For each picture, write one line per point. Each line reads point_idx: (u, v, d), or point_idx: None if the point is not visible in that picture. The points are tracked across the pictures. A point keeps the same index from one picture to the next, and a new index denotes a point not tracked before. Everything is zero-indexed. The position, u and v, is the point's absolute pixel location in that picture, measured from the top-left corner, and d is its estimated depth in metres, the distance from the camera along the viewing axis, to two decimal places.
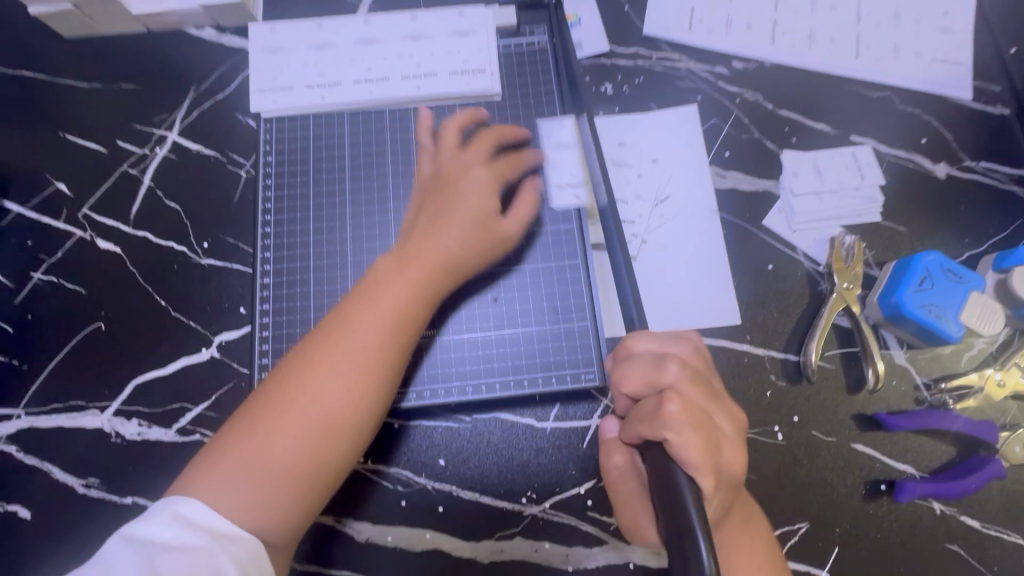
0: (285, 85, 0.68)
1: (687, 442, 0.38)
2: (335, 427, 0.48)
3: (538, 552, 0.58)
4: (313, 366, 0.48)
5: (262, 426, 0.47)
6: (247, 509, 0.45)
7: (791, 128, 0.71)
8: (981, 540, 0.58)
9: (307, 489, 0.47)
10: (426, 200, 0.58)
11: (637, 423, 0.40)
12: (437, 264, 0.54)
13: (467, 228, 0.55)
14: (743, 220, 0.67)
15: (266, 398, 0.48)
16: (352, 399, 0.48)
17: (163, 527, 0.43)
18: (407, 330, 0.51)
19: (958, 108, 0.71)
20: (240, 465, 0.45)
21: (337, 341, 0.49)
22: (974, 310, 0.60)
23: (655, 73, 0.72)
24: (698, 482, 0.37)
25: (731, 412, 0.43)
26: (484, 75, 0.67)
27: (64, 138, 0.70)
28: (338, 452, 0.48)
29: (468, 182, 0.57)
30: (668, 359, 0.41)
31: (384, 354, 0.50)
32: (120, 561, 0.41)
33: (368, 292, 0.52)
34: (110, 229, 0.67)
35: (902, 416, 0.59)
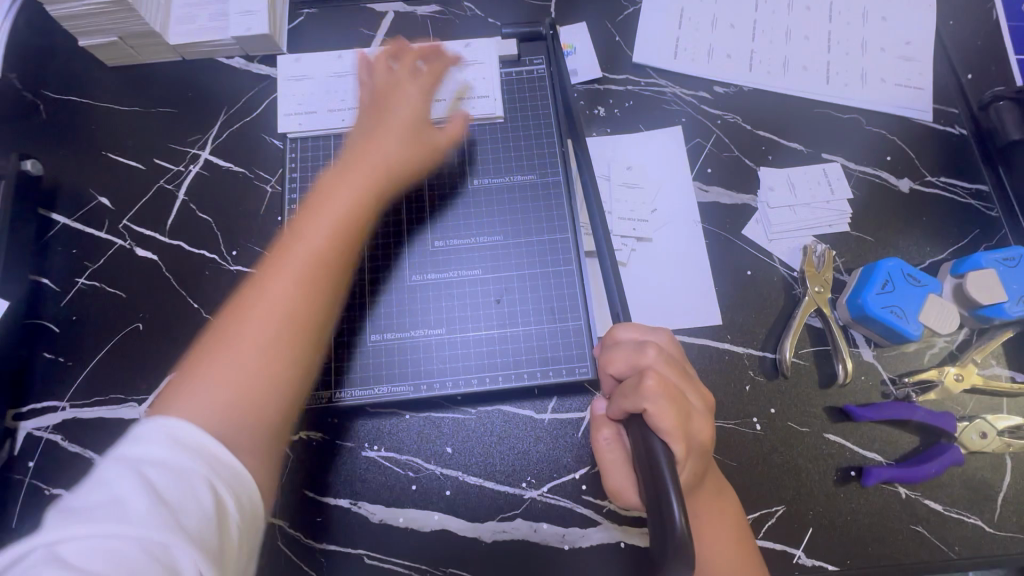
0: (310, 109, 0.75)
1: (662, 412, 0.44)
2: (303, 314, 0.52)
3: (537, 532, 0.63)
4: (273, 269, 0.53)
5: (232, 330, 0.50)
6: (228, 405, 0.46)
7: (768, 147, 0.77)
8: (944, 522, 0.63)
9: (272, 388, 0.49)
10: (366, 115, 0.68)
11: (620, 397, 0.47)
12: (378, 168, 0.63)
13: (402, 132, 0.66)
14: (724, 230, 0.74)
15: (233, 308, 0.51)
16: (315, 288, 0.53)
17: (160, 447, 0.41)
18: (356, 224, 0.58)
19: (920, 129, 0.78)
20: (207, 371, 0.48)
21: (290, 246, 0.55)
22: (932, 311, 0.66)
23: (643, 97, 0.80)
24: (672, 447, 0.43)
25: (703, 392, 0.50)
26: (488, 99, 0.74)
27: (107, 156, 0.78)
28: (300, 347, 0.51)
29: (403, 97, 0.69)
30: (648, 344, 0.49)
31: (336, 244, 0.56)
32: (112, 480, 0.39)
33: (314, 205, 0.59)
34: (148, 239, 0.74)
35: (870, 408, 0.65)
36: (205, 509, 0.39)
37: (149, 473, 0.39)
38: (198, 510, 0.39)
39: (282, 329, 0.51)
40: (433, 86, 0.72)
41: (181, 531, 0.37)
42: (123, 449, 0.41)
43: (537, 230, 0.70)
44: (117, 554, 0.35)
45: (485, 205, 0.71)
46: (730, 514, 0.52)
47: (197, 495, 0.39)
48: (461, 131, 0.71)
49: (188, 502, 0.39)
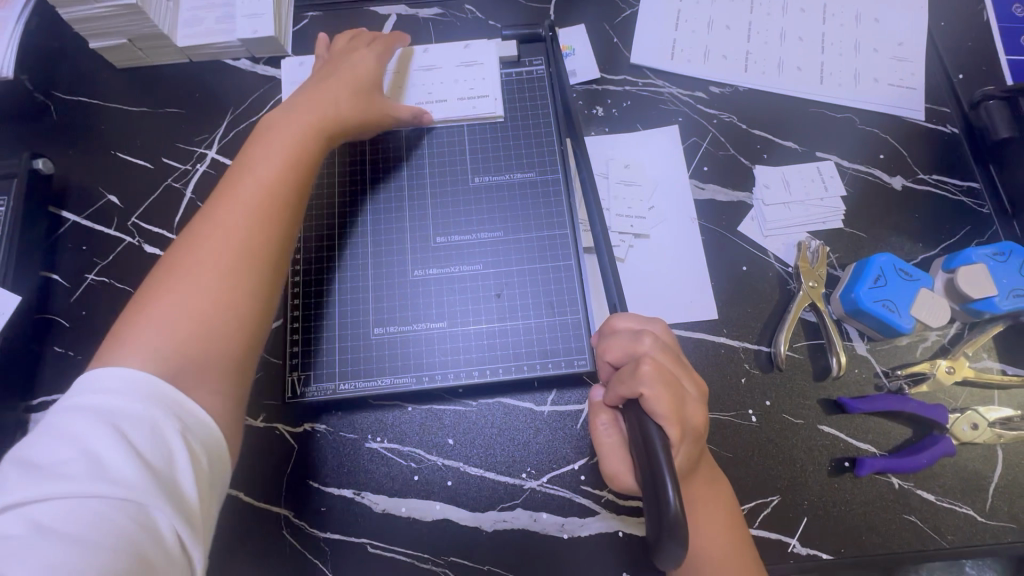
0: None
1: (658, 397, 0.46)
2: (252, 242, 0.53)
3: (536, 521, 0.64)
4: (218, 202, 0.55)
5: (180, 260, 0.52)
6: (180, 330, 0.48)
7: (763, 145, 0.79)
8: (936, 512, 0.64)
9: (226, 312, 0.51)
10: (316, 74, 0.70)
11: (617, 383, 0.49)
12: (324, 110, 0.64)
13: (348, 85, 0.67)
14: (720, 227, 0.75)
15: (183, 242, 0.53)
16: (262, 217, 0.55)
17: (132, 403, 0.43)
18: (301, 160, 0.60)
19: (912, 128, 0.80)
20: (161, 300, 0.49)
21: (233, 181, 0.57)
22: (924, 304, 0.68)
23: (641, 97, 0.81)
24: (667, 430, 0.45)
25: (698, 380, 0.52)
26: (488, 99, 0.76)
27: (116, 156, 0.79)
28: (252, 274, 0.53)
29: (354, 57, 0.70)
30: (644, 332, 0.51)
31: (281, 176, 0.58)
32: (83, 437, 0.41)
33: (255, 144, 0.60)
34: (156, 235, 0.76)
35: (864, 400, 0.66)
36: (178, 466, 0.42)
37: (120, 431, 0.41)
38: (171, 468, 0.42)
39: (230, 256, 0.52)
40: (387, 55, 0.73)
41: (161, 493, 0.40)
42: (88, 401, 0.43)
43: (536, 226, 0.71)
44: (99, 512, 0.38)
45: (485, 202, 0.72)
46: (725, 500, 0.53)
47: (169, 452, 0.42)
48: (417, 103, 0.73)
49: (161, 459, 0.42)
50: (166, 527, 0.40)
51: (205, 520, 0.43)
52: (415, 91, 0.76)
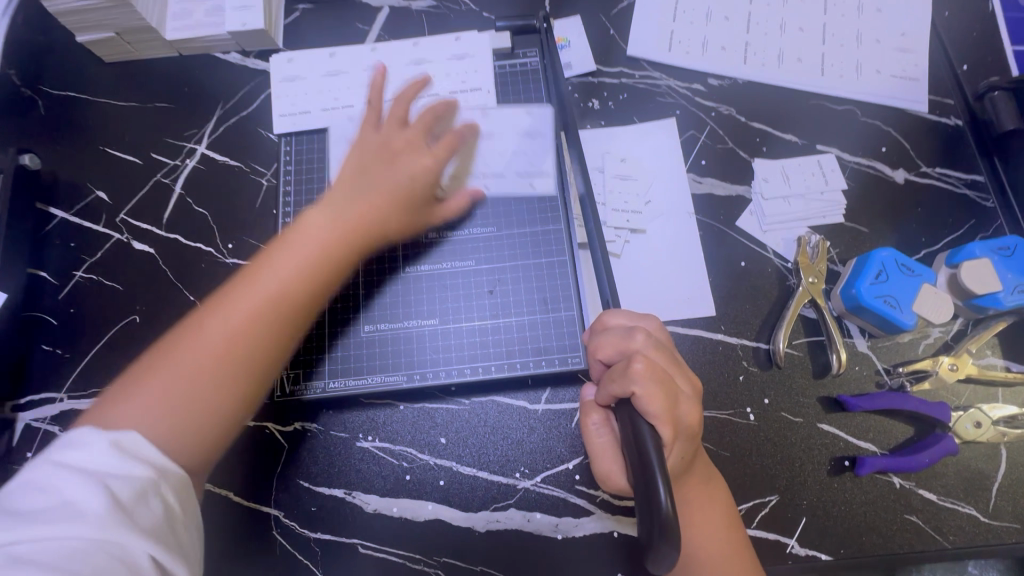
0: (303, 109, 0.75)
1: (650, 395, 0.44)
2: (251, 353, 0.52)
3: (530, 522, 0.63)
4: (233, 300, 0.53)
5: (178, 351, 0.51)
6: (162, 427, 0.48)
7: (762, 138, 0.77)
8: (937, 512, 0.63)
9: (207, 418, 0.50)
10: (368, 162, 0.63)
11: (609, 382, 0.47)
12: (363, 217, 0.60)
13: (397, 190, 0.62)
14: (718, 221, 0.74)
15: (189, 327, 0.52)
16: (269, 330, 0.53)
17: (107, 452, 0.43)
18: (326, 274, 0.56)
19: (914, 119, 0.78)
20: (149, 390, 0.49)
21: (256, 279, 0.54)
22: (927, 300, 0.66)
23: (638, 90, 0.80)
24: (660, 430, 0.44)
25: (691, 377, 0.50)
26: (481, 92, 0.75)
27: (105, 151, 0.78)
28: (239, 384, 0.51)
29: (413, 157, 0.64)
30: (636, 329, 0.49)
31: (302, 288, 0.55)
32: (59, 484, 0.41)
33: (290, 239, 0.57)
34: (145, 232, 0.75)
35: (864, 398, 0.65)
36: (153, 510, 0.42)
37: (98, 475, 0.42)
38: (147, 512, 0.42)
39: (224, 366, 0.51)
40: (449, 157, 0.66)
41: (139, 527, 0.41)
42: (64, 454, 0.43)
43: (530, 222, 0.70)
44: (72, 552, 0.39)
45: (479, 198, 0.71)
46: (722, 499, 0.52)
47: (146, 498, 0.43)
48: (462, 207, 0.68)
49: (138, 503, 0.42)
50: (143, 556, 0.40)
51: (183, 548, 0.44)
52: (476, 164, 0.71)
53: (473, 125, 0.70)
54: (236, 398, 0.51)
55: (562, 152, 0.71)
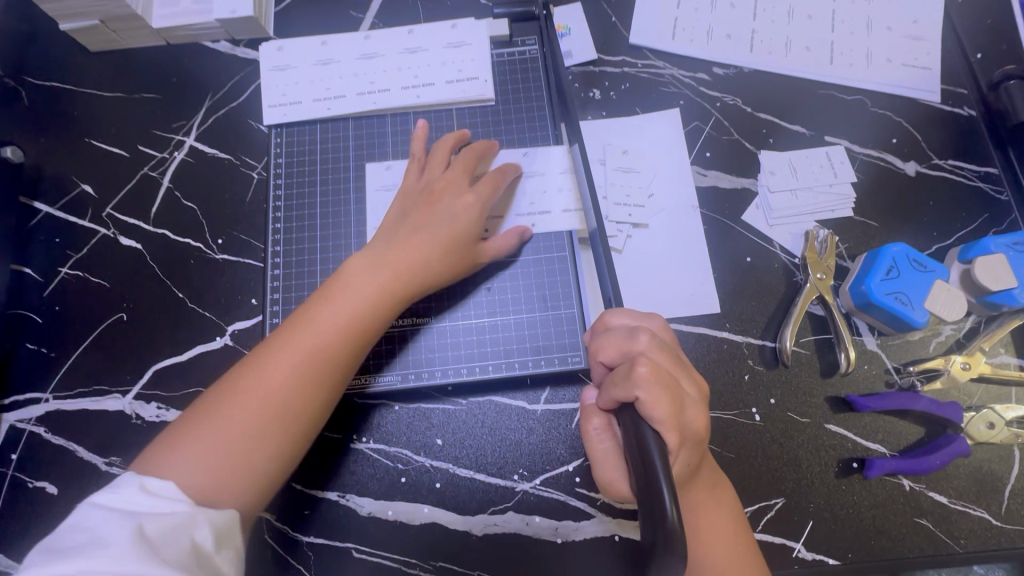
0: (294, 99, 0.73)
1: (655, 400, 0.42)
2: (291, 410, 0.52)
3: (529, 525, 0.62)
4: (275, 354, 0.53)
5: (220, 406, 0.51)
6: (206, 483, 0.48)
7: (768, 129, 0.75)
8: (948, 515, 0.61)
9: (251, 474, 0.50)
10: (411, 212, 0.62)
11: (612, 386, 0.45)
12: (404, 266, 0.58)
13: (443, 236, 0.60)
14: (722, 215, 0.71)
15: (230, 381, 0.53)
16: (310, 387, 0.53)
17: (143, 495, 0.45)
18: (365, 330, 0.56)
19: (926, 110, 0.75)
20: (194, 445, 0.49)
21: (296, 335, 0.54)
22: (939, 297, 0.64)
23: (641, 79, 0.77)
24: (665, 436, 0.41)
25: (698, 379, 0.48)
26: (479, 82, 0.72)
27: (90, 143, 0.76)
28: (279, 441, 0.52)
29: (457, 203, 0.62)
30: (640, 329, 0.47)
31: (341, 346, 0.54)
32: (97, 522, 0.43)
33: (330, 293, 0.56)
34: (132, 227, 0.73)
35: (873, 398, 0.63)
36: (182, 543, 0.43)
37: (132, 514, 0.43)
38: (175, 545, 0.42)
39: (264, 423, 0.51)
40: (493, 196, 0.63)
41: (162, 559, 0.41)
42: (106, 498, 0.45)
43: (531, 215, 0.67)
44: None
45: None
46: (729, 504, 0.50)
47: (176, 533, 0.43)
48: (510, 244, 0.64)
49: (167, 537, 0.43)
50: None
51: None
52: (513, 207, 0.67)
53: (516, 165, 0.66)
54: (274, 454, 0.51)
55: (576, 170, 0.65)
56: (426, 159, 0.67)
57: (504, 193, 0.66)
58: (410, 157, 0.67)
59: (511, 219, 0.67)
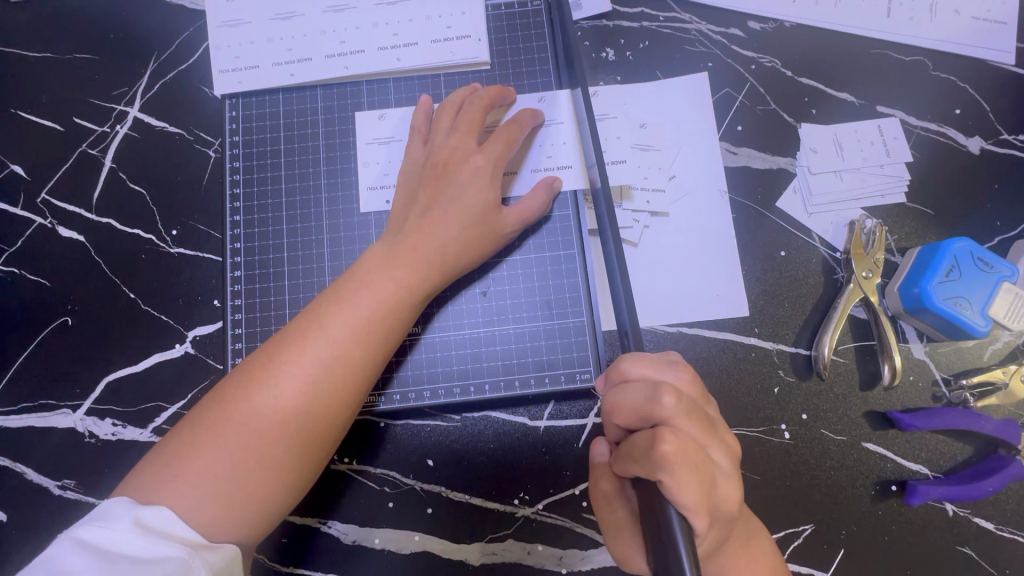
0: (250, 63, 0.61)
1: (681, 485, 0.37)
2: (308, 427, 0.45)
3: (531, 554, 0.56)
4: (284, 362, 0.45)
5: (226, 426, 0.43)
6: (212, 511, 0.41)
7: (811, 98, 0.64)
8: (993, 542, 0.55)
9: (265, 498, 0.44)
10: (418, 191, 0.53)
11: (632, 459, 0.40)
12: (426, 258, 0.50)
13: (464, 219, 0.52)
14: (754, 201, 0.62)
15: (232, 390, 0.45)
16: (328, 402, 0.45)
17: (127, 537, 0.38)
18: (389, 330, 0.48)
19: (997, 74, 0.64)
20: (195, 469, 0.42)
21: (309, 342, 0.46)
22: (1002, 302, 0.56)
23: (663, 36, 0.65)
24: (694, 523, 0.37)
25: (726, 441, 0.42)
26: (470, 41, 0.61)
27: (16, 115, 0.64)
28: (294, 462, 0.44)
29: (468, 171, 0.53)
30: (663, 390, 0.39)
31: (363, 352, 0.47)
32: (76, 568, 0.36)
33: (345, 290, 0.48)
34: (72, 215, 0.62)
35: (920, 415, 0.56)
36: None
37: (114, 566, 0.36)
38: None
39: (284, 444, 0.44)
40: (507, 155, 0.54)
41: None
42: (87, 535, 0.38)
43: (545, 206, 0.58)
44: None
45: None
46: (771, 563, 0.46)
47: None
48: (537, 207, 0.55)
49: None
50: None
51: None
52: (527, 161, 0.58)
53: (534, 111, 0.57)
54: (297, 477, 0.45)
55: (582, 119, 0.56)
56: (429, 128, 0.57)
57: (519, 147, 0.57)
58: (410, 129, 0.58)
59: (529, 175, 0.58)
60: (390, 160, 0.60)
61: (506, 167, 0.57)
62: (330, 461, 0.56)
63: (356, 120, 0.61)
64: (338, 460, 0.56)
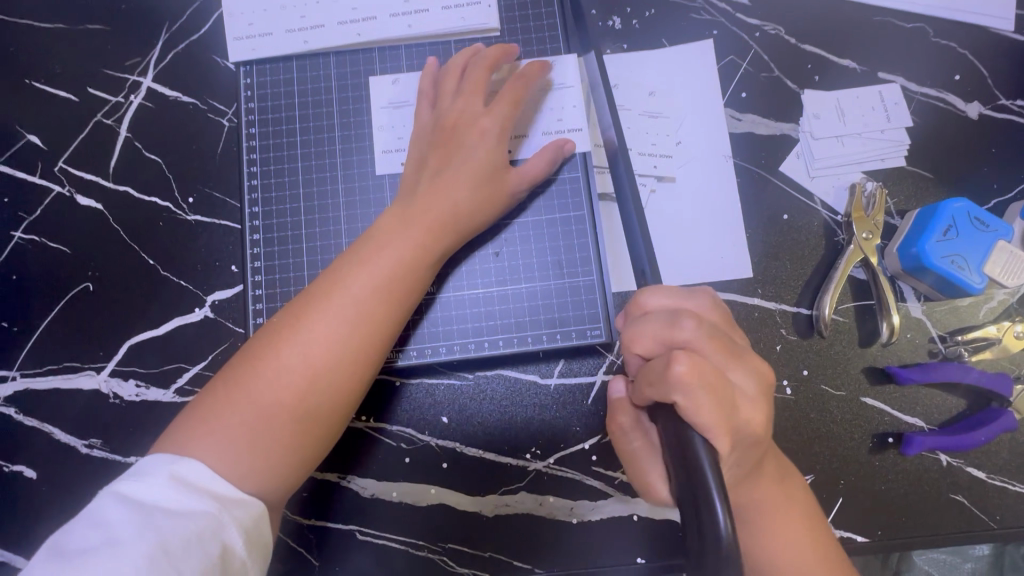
0: (264, 31, 0.63)
1: (698, 404, 0.39)
2: (332, 385, 0.46)
3: (542, 505, 0.58)
4: (307, 324, 0.47)
5: (254, 385, 0.45)
6: (243, 464, 0.43)
7: (815, 65, 0.65)
8: (985, 491, 0.58)
9: (295, 452, 0.45)
10: (429, 153, 0.55)
11: (649, 383, 0.42)
12: (440, 222, 0.52)
13: (474, 180, 0.53)
14: (758, 166, 0.63)
15: (259, 351, 0.46)
16: (353, 362, 0.47)
17: (165, 492, 0.40)
18: (407, 291, 0.50)
19: (996, 40, 0.65)
20: (227, 426, 0.44)
21: (331, 303, 0.47)
22: (998, 260, 0.58)
23: (669, 3, 0.66)
24: (715, 443, 0.38)
25: (754, 366, 0.44)
26: (480, 8, 0.62)
27: (31, 86, 0.65)
28: (322, 419, 0.46)
29: (476, 133, 0.54)
30: (683, 316, 0.42)
31: (384, 313, 0.48)
32: (114, 520, 0.38)
33: (363, 254, 0.50)
34: (89, 184, 0.64)
35: (916, 369, 0.58)
36: (208, 549, 0.39)
37: (150, 519, 0.38)
38: (199, 554, 0.38)
39: (311, 402, 0.46)
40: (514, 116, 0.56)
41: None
42: (128, 489, 0.40)
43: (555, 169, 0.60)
44: None
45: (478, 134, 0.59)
46: (799, 514, 0.47)
47: (200, 540, 0.39)
48: (544, 168, 0.56)
49: (189, 546, 0.38)
50: None
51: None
52: (537, 126, 0.59)
53: (544, 66, 0.58)
54: (325, 432, 0.47)
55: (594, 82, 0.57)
56: (436, 92, 0.58)
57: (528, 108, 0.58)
58: (418, 93, 0.59)
59: (539, 138, 0.59)
60: (404, 125, 0.61)
61: (514, 130, 0.58)
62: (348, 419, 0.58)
63: (369, 86, 0.62)
64: (359, 418, 0.59)
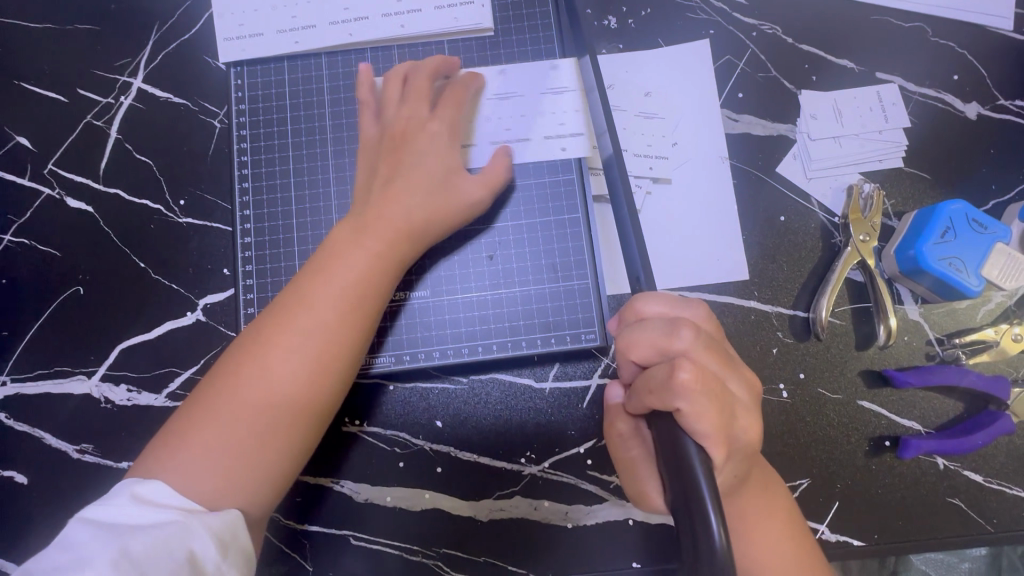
0: (255, 31, 0.62)
1: (699, 413, 0.38)
2: (301, 397, 0.45)
3: (537, 509, 0.58)
4: (270, 340, 0.46)
5: (221, 405, 0.44)
6: (217, 483, 0.43)
7: (812, 65, 0.64)
8: (982, 494, 0.57)
9: (270, 467, 0.45)
10: (377, 163, 0.54)
11: (648, 392, 0.41)
12: (399, 225, 0.51)
13: (428, 182, 0.52)
14: (755, 167, 0.62)
15: (223, 371, 0.46)
16: (320, 372, 0.46)
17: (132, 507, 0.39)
18: (372, 298, 0.49)
19: (995, 39, 0.65)
20: (196, 449, 0.43)
21: (293, 316, 0.46)
22: (995, 263, 0.58)
23: (665, 3, 0.65)
24: (711, 452, 0.38)
25: (749, 378, 0.44)
26: (474, 8, 0.61)
27: (20, 86, 0.64)
28: (296, 431, 0.46)
29: (425, 138, 0.54)
30: (681, 324, 0.41)
31: (349, 320, 0.47)
32: (82, 539, 0.38)
33: (323, 265, 0.49)
34: (79, 186, 0.63)
35: (913, 372, 0.57)
36: (176, 558, 0.38)
37: (117, 534, 0.38)
38: (168, 564, 0.38)
39: (282, 416, 0.45)
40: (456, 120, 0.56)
41: None
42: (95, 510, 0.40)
43: (549, 171, 0.59)
44: None
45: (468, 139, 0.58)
46: (790, 521, 0.47)
47: (168, 549, 0.38)
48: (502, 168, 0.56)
49: (157, 556, 0.37)
50: None
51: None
52: (530, 129, 0.59)
53: (476, 78, 0.59)
54: (301, 444, 0.46)
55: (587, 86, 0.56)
56: (377, 103, 0.58)
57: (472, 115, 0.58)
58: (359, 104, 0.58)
59: (533, 141, 0.59)
60: None
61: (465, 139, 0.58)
62: (341, 424, 0.58)
63: None
64: (351, 423, 0.58)
